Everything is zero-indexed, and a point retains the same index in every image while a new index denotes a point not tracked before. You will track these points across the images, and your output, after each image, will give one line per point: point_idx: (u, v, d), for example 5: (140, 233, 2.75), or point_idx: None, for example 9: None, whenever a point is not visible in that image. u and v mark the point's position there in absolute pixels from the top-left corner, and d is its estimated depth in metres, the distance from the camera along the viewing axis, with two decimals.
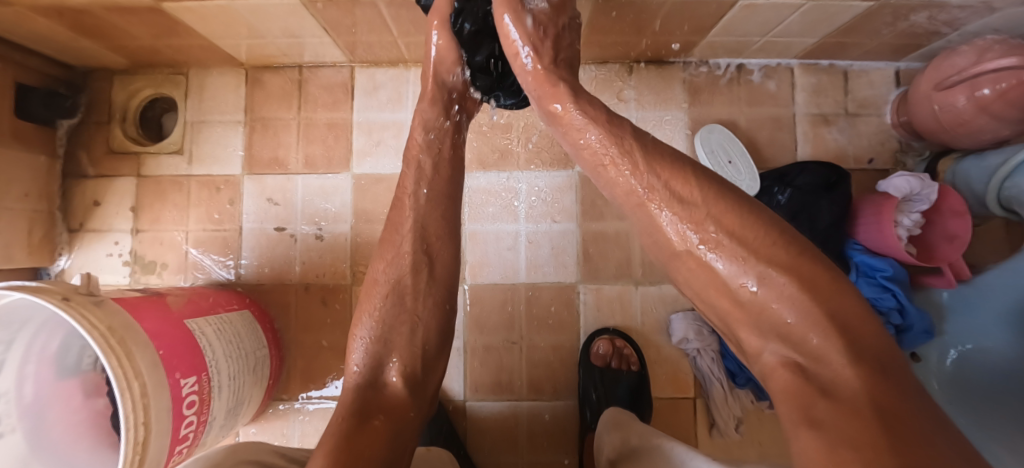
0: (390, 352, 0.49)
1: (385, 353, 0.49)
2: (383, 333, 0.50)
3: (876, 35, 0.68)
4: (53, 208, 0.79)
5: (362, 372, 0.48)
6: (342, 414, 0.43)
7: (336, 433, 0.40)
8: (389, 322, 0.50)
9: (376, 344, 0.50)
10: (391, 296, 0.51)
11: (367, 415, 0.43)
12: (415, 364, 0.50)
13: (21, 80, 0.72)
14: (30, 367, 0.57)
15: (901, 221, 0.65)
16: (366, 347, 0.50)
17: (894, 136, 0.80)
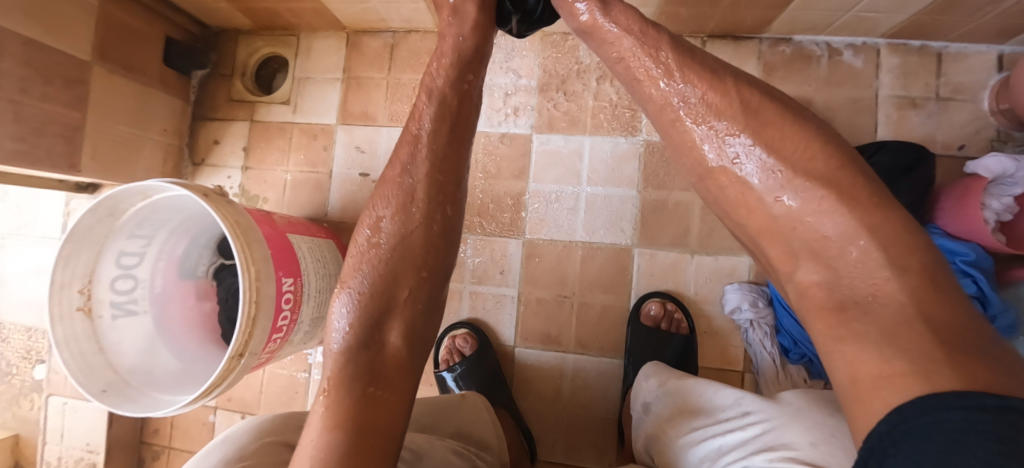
0: (392, 316, 0.44)
1: (388, 318, 0.44)
2: (382, 297, 0.44)
3: (973, 13, 0.65)
4: (182, 143, 0.95)
5: (357, 334, 0.43)
6: (343, 382, 0.41)
7: (343, 405, 0.39)
8: (389, 288, 0.44)
9: (373, 306, 0.44)
10: (392, 249, 0.45)
11: (378, 384, 0.41)
12: (418, 328, 0.45)
13: (170, 35, 0.88)
14: (162, 263, 0.71)
15: (989, 204, 0.62)
16: (357, 305, 0.43)
17: (991, 123, 0.75)
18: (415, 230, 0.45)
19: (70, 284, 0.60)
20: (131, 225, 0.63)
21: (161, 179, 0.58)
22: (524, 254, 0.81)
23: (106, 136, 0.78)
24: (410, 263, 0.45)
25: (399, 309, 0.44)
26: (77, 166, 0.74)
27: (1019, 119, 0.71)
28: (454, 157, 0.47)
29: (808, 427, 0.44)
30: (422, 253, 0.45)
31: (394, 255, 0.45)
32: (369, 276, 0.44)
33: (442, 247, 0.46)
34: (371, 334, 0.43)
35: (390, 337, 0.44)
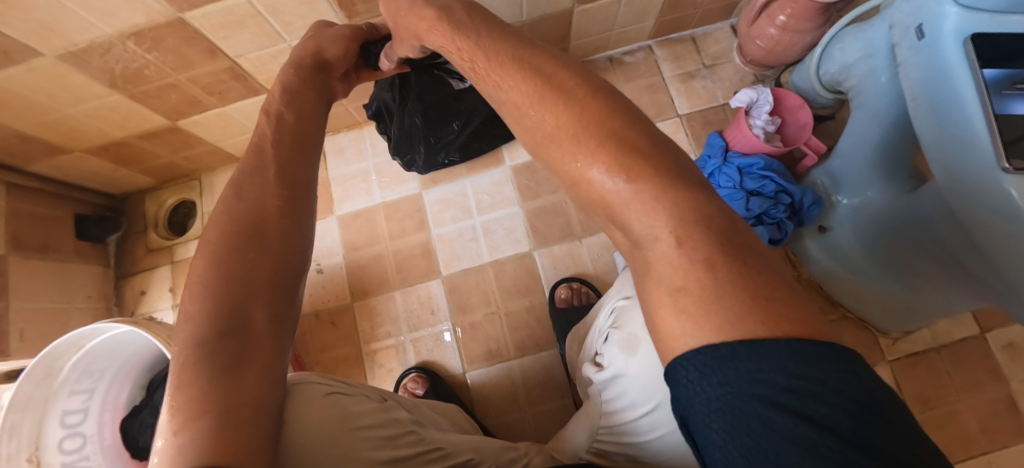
0: (240, 313, 0.36)
1: (223, 321, 0.35)
2: (232, 283, 0.37)
3: (694, 4, 0.90)
4: (108, 304, 0.99)
5: (218, 323, 0.35)
6: (194, 376, 0.33)
7: (195, 384, 0.32)
8: (241, 275, 0.37)
9: (221, 294, 0.36)
10: (210, 248, 0.38)
11: (241, 362, 0.34)
12: (292, 307, 0.41)
13: (79, 212, 0.97)
14: (109, 413, 0.75)
15: (755, 123, 0.84)
16: (204, 310, 0.35)
17: (748, 71, 0.99)
18: (273, 218, 0.41)
19: (17, 455, 0.62)
20: (70, 381, 0.67)
21: (103, 323, 0.64)
22: (446, 290, 0.92)
23: (31, 314, 0.81)
24: (273, 264, 0.39)
25: (240, 311, 0.36)
26: (6, 351, 0.75)
27: (761, 64, 0.96)
28: (307, 166, 0.46)
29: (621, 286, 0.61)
30: (261, 237, 0.39)
31: (241, 248, 0.38)
32: (211, 286, 0.36)
33: (291, 243, 0.41)
34: (229, 320, 0.35)
35: (241, 326, 0.36)
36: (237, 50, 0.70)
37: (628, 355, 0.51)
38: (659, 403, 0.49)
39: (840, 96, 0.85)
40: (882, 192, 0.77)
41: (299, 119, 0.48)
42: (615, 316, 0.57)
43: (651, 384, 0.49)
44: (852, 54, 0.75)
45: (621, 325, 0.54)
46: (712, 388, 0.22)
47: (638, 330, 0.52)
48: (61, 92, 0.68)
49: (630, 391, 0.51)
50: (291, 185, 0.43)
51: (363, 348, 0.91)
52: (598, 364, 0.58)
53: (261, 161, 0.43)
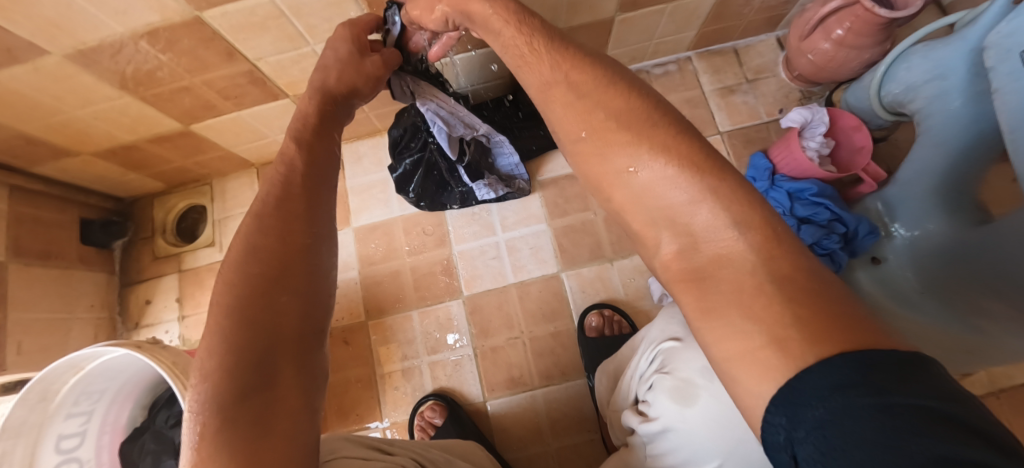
0: (263, 364, 0.32)
1: (247, 374, 0.31)
2: (253, 328, 0.33)
3: (741, 15, 0.84)
4: (112, 313, 0.95)
5: (243, 378, 0.31)
6: (210, 442, 0.28)
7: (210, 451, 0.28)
8: (264, 320, 0.33)
9: (243, 343, 0.32)
10: (228, 289, 0.34)
11: (262, 421, 0.30)
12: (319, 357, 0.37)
13: (85, 216, 0.92)
14: (107, 436, 0.70)
15: (808, 145, 0.78)
16: (219, 361, 0.31)
17: (793, 87, 0.93)
18: (299, 256, 0.37)
19: None
20: (66, 404, 0.63)
21: (103, 343, 0.59)
22: (467, 311, 0.87)
23: (29, 326, 0.76)
24: (301, 309, 0.36)
25: (268, 362, 0.33)
26: (2, 365, 0.70)
27: (810, 81, 0.89)
28: (327, 199, 0.42)
29: (662, 321, 0.55)
30: (289, 276, 0.36)
31: (266, 290, 0.34)
32: (228, 330, 0.32)
33: (316, 287, 0.38)
34: (249, 371, 0.31)
35: (263, 378, 0.32)
36: (256, 53, 0.65)
37: (683, 407, 0.45)
38: (721, 464, 0.42)
39: (901, 118, 0.79)
40: (944, 225, 0.70)
41: (315, 143, 0.43)
42: (661, 357, 0.51)
43: (717, 440, 0.42)
44: (919, 74, 0.70)
45: (672, 370, 0.48)
46: (832, 401, 0.20)
47: (696, 376, 0.45)
48: (67, 93, 0.64)
49: (687, 449, 0.44)
50: (317, 220, 0.40)
51: (378, 370, 0.86)
52: (641, 414, 0.50)
53: (285, 190, 0.39)
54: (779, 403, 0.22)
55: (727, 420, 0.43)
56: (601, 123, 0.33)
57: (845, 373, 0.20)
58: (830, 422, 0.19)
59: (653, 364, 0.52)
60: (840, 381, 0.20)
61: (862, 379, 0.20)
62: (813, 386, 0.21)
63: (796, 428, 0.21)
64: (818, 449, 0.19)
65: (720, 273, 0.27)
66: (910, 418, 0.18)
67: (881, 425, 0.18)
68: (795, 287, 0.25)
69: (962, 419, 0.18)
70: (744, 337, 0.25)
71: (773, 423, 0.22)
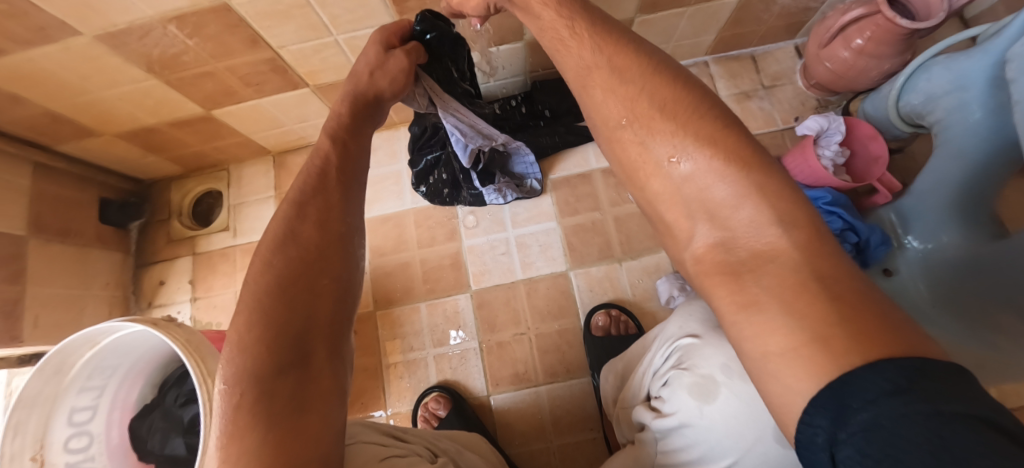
0: (294, 343, 0.34)
1: (283, 354, 0.33)
2: (284, 308, 0.34)
3: (760, 21, 0.84)
4: (126, 293, 0.96)
5: (280, 358, 0.33)
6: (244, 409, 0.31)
7: (245, 419, 0.30)
8: (295, 301, 0.35)
9: (274, 321, 0.34)
10: (258, 272, 0.36)
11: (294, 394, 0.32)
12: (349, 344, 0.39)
13: (104, 196, 0.94)
14: (117, 412, 0.71)
15: (823, 154, 0.78)
16: (258, 339, 0.33)
17: (810, 95, 0.93)
18: (333, 245, 0.39)
19: (21, 453, 0.59)
20: (80, 378, 0.64)
21: (119, 319, 0.60)
22: (475, 305, 0.87)
23: (46, 300, 0.78)
24: (333, 295, 0.38)
25: (302, 345, 0.34)
26: (18, 337, 0.72)
27: (827, 89, 0.89)
28: (354, 189, 0.43)
29: (678, 318, 0.55)
30: (321, 262, 0.38)
31: (304, 276, 0.36)
32: (262, 308, 0.34)
33: (345, 271, 0.39)
34: (281, 349, 0.33)
35: (294, 356, 0.34)
36: (279, 41, 0.66)
37: (703, 403, 0.45)
38: (737, 460, 0.43)
39: (919, 130, 0.79)
40: (957, 237, 0.70)
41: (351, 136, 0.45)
42: (679, 353, 0.51)
43: (735, 437, 0.43)
44: (940, 85, 0.69)
45: (690, 365, 0.48)
46: (882, 406, 0.20)
47: (716, 372, 0.46)
48: (95, 74, 0.65)
49: (703, 445, 0.45)
50: (346, 209, 0.41)
51: (384, 359, 0.87)
52: (655, 410, 0.51)
53: (323, 180, 0.41)
54: (823, 406, 0.22)
55: (745, 417, 0.43)
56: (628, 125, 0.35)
57: (890, 378, 0.21)
58: (883, 427, 0.20)
59: (669, 360, 0.52)
60: (889, 385, 0.20)
61: (909, 385, 0.20)
62: (864, 395, 0.21)
63: (841, 432, 0.21)
64: (862, 450, 0.20)
65: (767, 270, 0.28)
66: (961, 425, 0.18)
67: (934, 434, 0.18)
68: (841, 286, 0.25)
69: (1018, 433, 0.18)
70: (786, 332, 0.25)
71: (812, 424, 0.22)
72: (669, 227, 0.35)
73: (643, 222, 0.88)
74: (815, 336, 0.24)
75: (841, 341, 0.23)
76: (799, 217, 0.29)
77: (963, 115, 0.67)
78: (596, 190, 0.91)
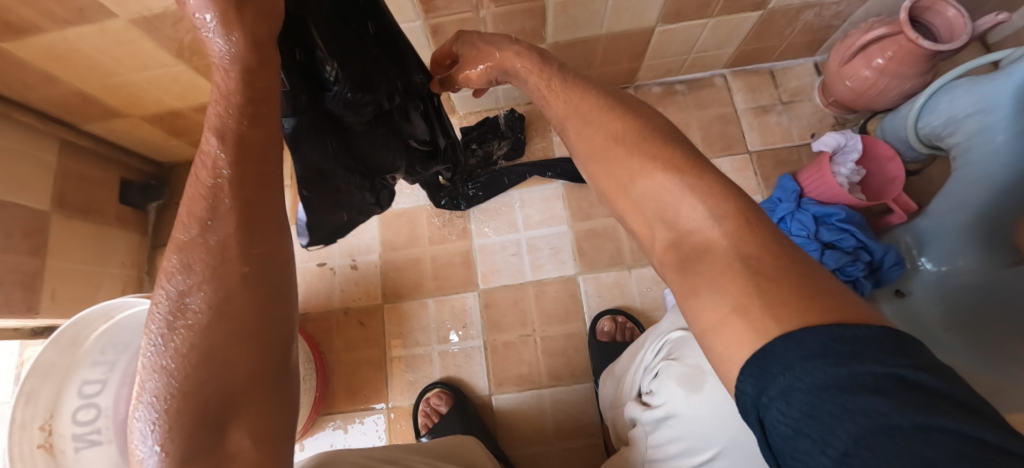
0: (213, 395, 0.28)
1: (200, 433, 0.27)
2: (195, 354, 0.28)
3: (782, 36, 0.85)
4: (140, 272, 0.98)
5: (188, 448, 0.27)
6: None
7: None
8: (208, 344, 0.28)
9: (188, 373, 0.28)
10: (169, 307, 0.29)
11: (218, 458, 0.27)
12: (295, 398, 0.31)
13: (125, 177, 0.96)
14: None
15: (839, 171, 0.78)
16: (161, 434, 0.27)
17: (828, 113, 0.93)
18: (242, 292, 0.30)
19: (31, 421, 0.60)
20: (94, 352, 0.65)
21: None
22: (482, 304, 0.87)
23: (65, 275, 0.80)
24: (247, 355, 0.29)
25: (218, 428, 0.28)
26: (35, 308, 0.74)
27: (846, 107, 0.89)
28: (276, 185, 0.32)
29: (669, 315, 0.56)
30: (232, 297, 0.29)
31: (209, 345, 0.28)
32: (173, 352, 0.28)
33: (269, 298, 0.31)
34: (195, 404, 0.27)
35: (217, 413, 0.28)
36: None
37: (690, 392, 0.45)
38: (721, 450, 0.43)
39: (937, 152, 0.79)
40: (974, 262, 0.68)
41: (255, 144, 0.31)
42: (669, 346, 0.51)
43: (719, 426, 0.43)
44: (964, 107, 0.69)
45: (679, 356, 0.48)
46: (807, 372, 0.21)
47: (702, 361, 0.46)
48: (126, 57, 0.67)
49: (688, 435, 0.45)
50: (268, 215, 0.31)
51: (389, 352, 0.87)
52: (646, 403, 0.51)
53: (214, 215, 0.30)
54: (750, 371, 0.23)
55: (727, 408, 0.43)
56: (652, 125, 0.35)
57: (816, 344, 0.21)
58: (799, 389, 0.21)
59: (660, 354, 0.52)
60: (810, 350, 0.21)
61: (826, 350, 0.21)
62: (786, 358, 0.22)
63: (764, 393, 0.22)
64: (788, 411, 0.21)
65: None
66: (876, 388, 0.19)
67: (851, 407, 0.19)
68: (786, 261, 0.27)
69: (949, 393, 0.19)
70: (715, 306, 0.27)
71: (745, 386, 0.24)
72: (667, 225, 0.35)
73: None
74: (736, 306, 0.25)
75: (783, 305, 0.25)
76: (728, 210, 0.29)
77: (989, 132, 0.66)
78: None
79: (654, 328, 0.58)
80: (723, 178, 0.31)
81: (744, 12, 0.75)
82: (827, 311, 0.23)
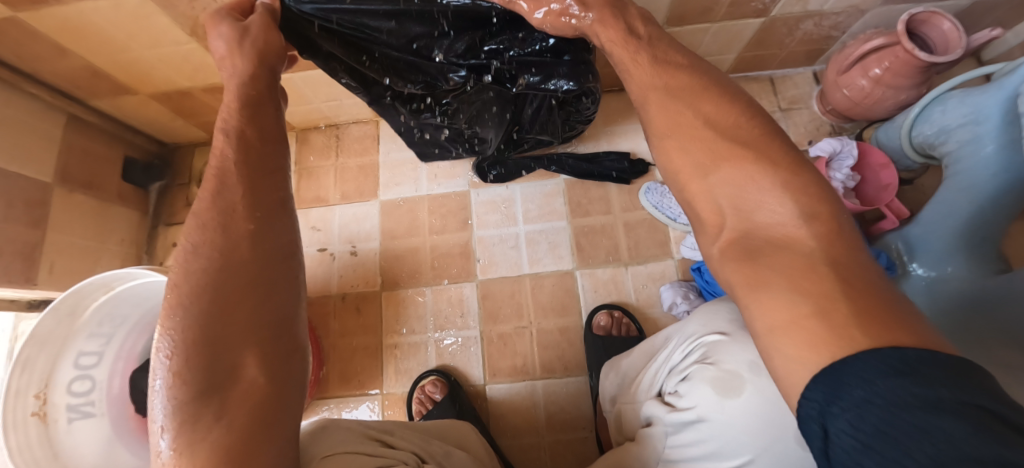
0: (226, 341, 0.31)
1: (212, 376, 0.30)
2: (207, 304, 0.31)
3: (782, 44, 0.87)
4: (139, 251, 0.98)
5: (201, 390, 0.29)
6: (180, 416, 0.28)
7: (180, 424, 0.28)
8: (218, 295, 0.31)
9: (201, 321, 0.30)
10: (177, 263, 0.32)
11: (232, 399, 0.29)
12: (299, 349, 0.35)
13: (129, 155, 0.96)
14: (121, 362, 0.71)
15: (835, 176, 0.80)
16: (173, 377, 0.29)
17: (825, 121, 0.95)
18: (250, 247, 0.33)
19: (26, 389, 0.60)
20: (92, 323, 0.65)
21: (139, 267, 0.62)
22: (479, 295, 0.88)
23: (64, 248, 0.80)
24: (256, 306, 0.32)
25: (226, 362, 0.30)
26: (34, 279, 0.74)
27: (842, 116, 0.91)
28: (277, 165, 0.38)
29: (699, 315, 0.53)
30: (239, 257, 0.33)
31: (213, 288, 0.31)
32: (184, 303, 0.30)
33: (275, 259, 0.34)
34: (208, 350, 0.30)
35: (231, 357, 0.30)
36: None
37: (725, 397, 0.44)
38: (752, 457, 0.42)
39: (930, 162, 0.81)
40: (965, 270, 0.68)
41: (259, 133, 0.37)
42: (702, 348, 0.49)
43: (752, 435, 0.42)
44: (955, 118, 0.71)
45: (716, 360, 0.46)
46: (881, 386, 0.20)
47: (742, 368, 0.44)
48: (139, 33, 0.68)
49: (717, 441, 0.44)
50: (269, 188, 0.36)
51: (385, 339, 0.88)
52: (669, 403, 0.50)
53: (224, 184, 0.34)
54: (820, 382, 0.23)
55: (764, 419, 0.42)
56: (656, 109, 0.36)
57: (895, 360, 0.21)
58: (874, 403, 0.20)
59: (690, 356, 0.50)
60: (887, 366, 0.20)
61: (908, 368, 0.20)
62: (861, 369, 0.21)
63: (835, 405, 0.22)
64: (857, 424, 0.20)
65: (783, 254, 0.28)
66: (954, 409, 0.18)
67: (923, 426, 0.18)
68: None
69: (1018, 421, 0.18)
70: (789, 306, 0.26)
71: (810, 399, 0.23)
72: None
73: (652, 230, 0.89)
74: (817, 309, 0.25)
75: None
76: (822, 211, 0.29)
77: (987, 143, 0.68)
78: (608, 194, 0.92)
79: (674, 327, 0.58)
80: (742, 164, 0.32)
81: (747, 18, 0.77)
82: (911, 329, 0.22)
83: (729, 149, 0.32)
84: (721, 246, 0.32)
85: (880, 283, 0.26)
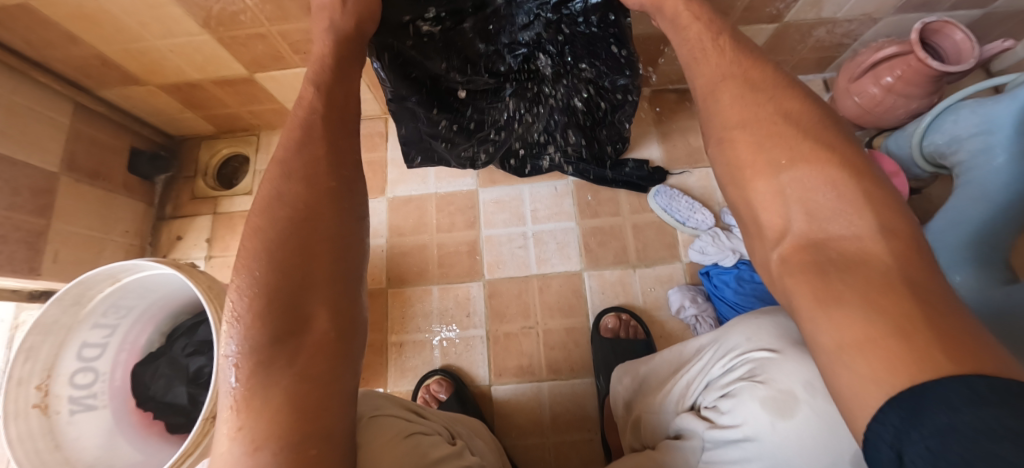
0: (300, 284, 0.34)
1: (286, 315, 0.33)
2: (286, 247, 0.34)
3: (794, 51, 0.87)
4: (143, 243, 0.98)
5: (276, 326, 0.32)
6: (258, 345, 0.31)
7: (258, 353, 0.31)
8: (295, 242, 0.34)
9: (280, 263, 0.34)
10: (261, 212, 0.36)
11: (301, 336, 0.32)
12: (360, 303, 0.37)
13: (136, 145, 0.95)
14: (124, 354, 0.71)
15: None
16: (252, 311, 0.32)
17: None
18: (327, 199, 0.37)
19: (28, 379, 0.59)
20: (96, 314, 0.64)
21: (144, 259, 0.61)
22: (486, 295, 0.88)
23: (69, 238, 0.79)
24: (327, 256, 0.35)
25: (300, 305, 0.33)
26: (37, 268, 0.73)
27: (851, 124, 0.91)
28: (347, 133, 0.42)
29: (743, 328, 0.51)
30: (314, 211, 0.36)
31: (294, 240, 0.34)
32: (264, 247, 0.34)
33: (345, 220, 0.38)
34: (285, 291, 0.33)
35: (304, 299, 0.34)
36: None
37: (777, 418, 0.42)
38: None
39: (940, 171, 0.81)
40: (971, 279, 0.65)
41: (333, 100, 0.42)
42: (749, 364, 0.47)
43: (805, 459, 0.40)
44: (966, 128, 0.72)
45: (767, 379, 0.44)
46: (964, 415, 0.20)
47: (797, 388, 0.42)
48: (152, 23, 0.67)
49: (764, 462, 0.42)
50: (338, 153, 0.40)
51: (389, 337, 0.87)
52: (708, 419, 0.48)
53: (307, 139, 0.39)
54: (898, 405, 0.23)
55: (819, 444, 0.40)
56: None
57: (984, 390, 0.20)
58: (953, 430, 0.20)
59: (733, 370, 0.48)
60: (974, 396, 0.20)
61: (998, 399, 0.19)
62: (946, 393, 0.21)
63: (910, 430, 0.22)
64: (934, 451, 0.20)
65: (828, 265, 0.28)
66: None
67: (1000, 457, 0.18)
68: None
69: None
70: (866, 326, 0.26)
71: (883, 422, 0.23)
72: None
73: (661, 233, 0.89)
74: (895, 330, 0.24)
75: None
76: (884, 227, 0.28)
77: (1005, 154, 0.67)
78: (618, 196, 0.92)
79: (709, 333, 0.57)
80: None
81: (760, 24, 0.77)
82: (977, 351, 0.22)
83: (803, 160, 0.32)
84: (785, 252, 0.32)
85: (918, 289, 0.26)
